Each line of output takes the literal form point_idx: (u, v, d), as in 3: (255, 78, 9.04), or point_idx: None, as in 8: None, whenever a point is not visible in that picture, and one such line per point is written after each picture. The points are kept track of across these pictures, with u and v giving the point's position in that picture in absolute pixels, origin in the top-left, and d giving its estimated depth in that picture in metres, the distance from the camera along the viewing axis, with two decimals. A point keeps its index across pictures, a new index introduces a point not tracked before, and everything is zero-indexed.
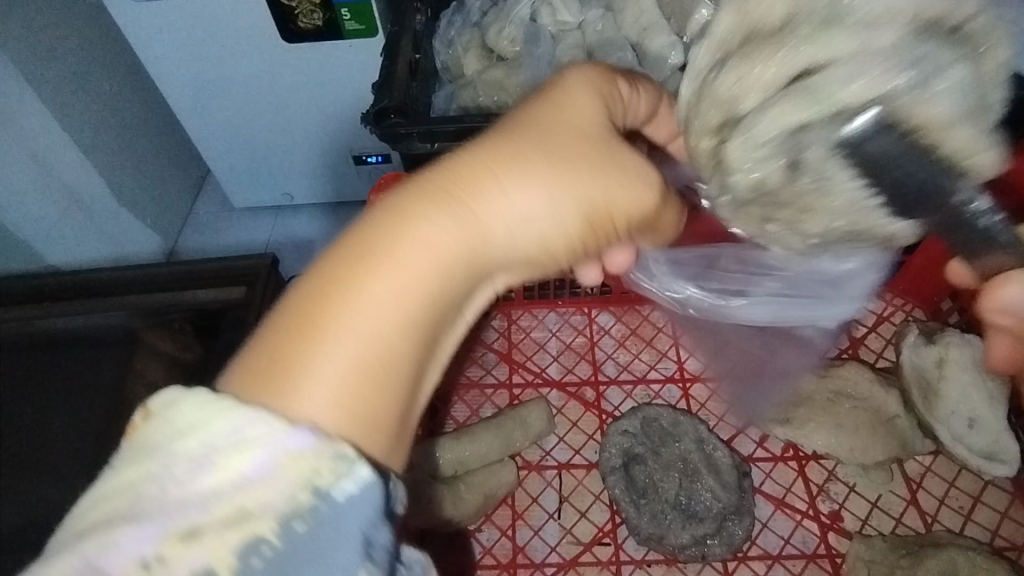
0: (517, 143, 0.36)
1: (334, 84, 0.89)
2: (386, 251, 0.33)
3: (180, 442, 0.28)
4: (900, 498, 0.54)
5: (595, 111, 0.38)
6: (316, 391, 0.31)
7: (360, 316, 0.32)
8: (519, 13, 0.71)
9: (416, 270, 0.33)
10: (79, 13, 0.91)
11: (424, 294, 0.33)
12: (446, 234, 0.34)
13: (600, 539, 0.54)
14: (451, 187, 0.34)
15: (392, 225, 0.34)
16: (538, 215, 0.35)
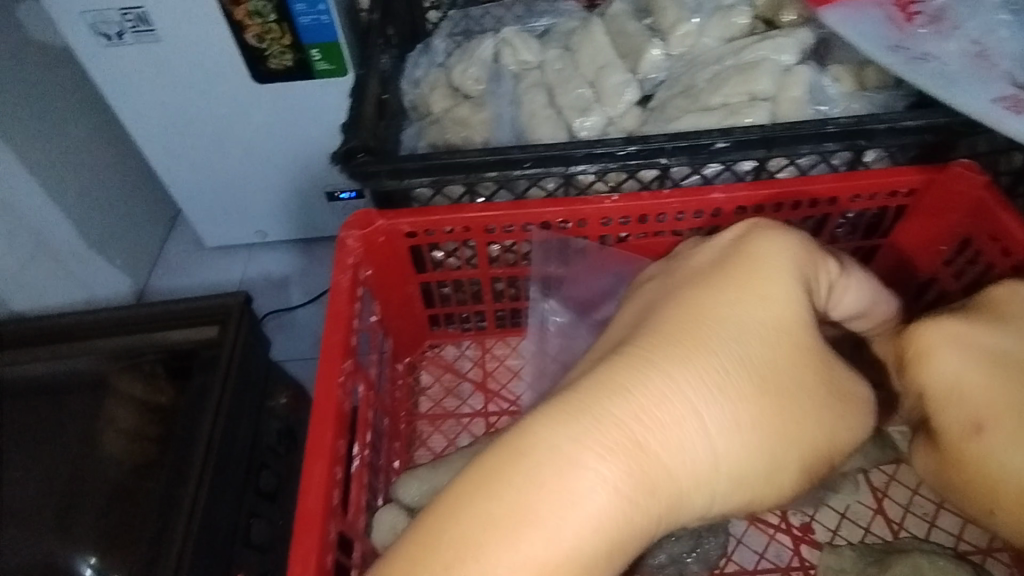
0: (720, 371, 0.43)
1: (304, 124, 0.90)
2: (601, 472, 0.38)
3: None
4: (867, 508, 0.56)
5: (783, 338, 0.46)
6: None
7: (572, 534, 0.36)
8: (482, 54, 0.74)
9: (613, 498, 0.38)
10: (44, 59, 0.92)
11: (625, 526, 0.38)
12: (629, 471, 0.38)
13: None
14: (644, 414, 0.40)
15: (607, 442, 0.39)
16: (715, 453, 0.42)
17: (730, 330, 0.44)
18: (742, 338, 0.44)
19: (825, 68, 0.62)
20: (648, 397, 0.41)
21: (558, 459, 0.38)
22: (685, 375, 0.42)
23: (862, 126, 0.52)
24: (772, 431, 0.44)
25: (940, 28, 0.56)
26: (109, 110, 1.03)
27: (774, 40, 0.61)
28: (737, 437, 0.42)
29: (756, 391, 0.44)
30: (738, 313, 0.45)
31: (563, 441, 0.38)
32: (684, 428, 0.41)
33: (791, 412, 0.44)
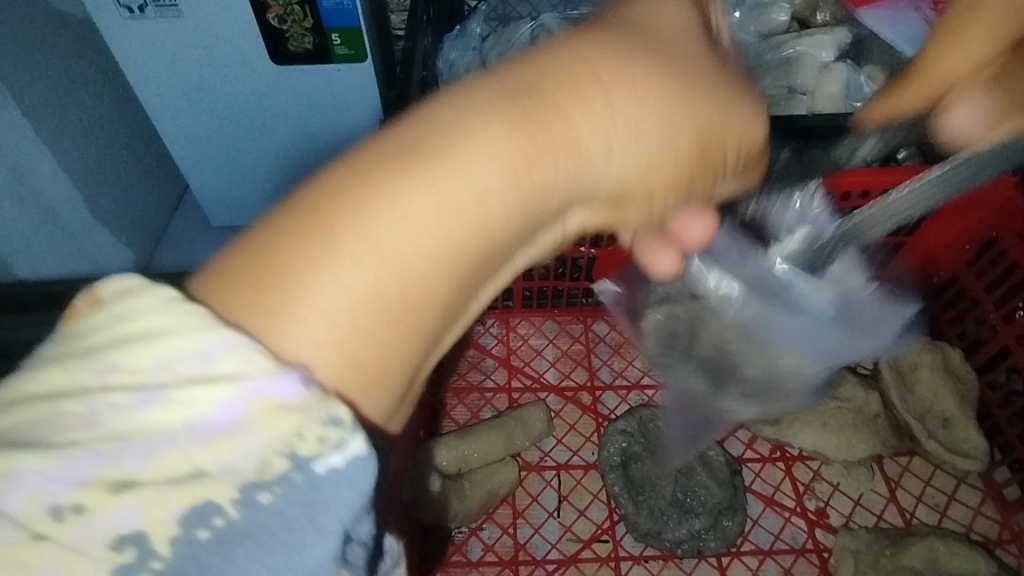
0: (591, 89, 0.29)
1: (329, 102, 0.89)
2: (427, 194, 0.26)
3: (138, 343, 0.24)
4: (881, 496, 0.58)
5: (694, 52, 0.33)
6: (331, 337, 0.26)
7: (418, 243, 0.26)
8: (518, 38, 0.75)
9: (474, 221, 0.27)
10: (72, 26, 0.90)
11: (478, 233, 0.28)
12: (514, 183, 0.28)
13: (598, 536, 0.57)
14: (523, 135, 0.28)
15: (446, 159, 0.27)
16: (602, 155, 0.30)
17: (615, 80, 0.30)
18: (639, 72, 0.30)
19: (860, 67, 0.64)
20: (482, 103, 0.28)
21: (399, 183, 0.26)
22: (514, 87, 0.29)
23: None
24: (685, 132, 0.31)
25: None
26: (123, 83, 1.00)
27: (814, 37, 0.63)
28: (631, 143, 0.30)
29: (664, 83, 0.31)
30: (641, 46, 0.31)
31: (388, 158, 0.27)
32: (570, 137, 0.29)
33: (707, 107, 0.32)
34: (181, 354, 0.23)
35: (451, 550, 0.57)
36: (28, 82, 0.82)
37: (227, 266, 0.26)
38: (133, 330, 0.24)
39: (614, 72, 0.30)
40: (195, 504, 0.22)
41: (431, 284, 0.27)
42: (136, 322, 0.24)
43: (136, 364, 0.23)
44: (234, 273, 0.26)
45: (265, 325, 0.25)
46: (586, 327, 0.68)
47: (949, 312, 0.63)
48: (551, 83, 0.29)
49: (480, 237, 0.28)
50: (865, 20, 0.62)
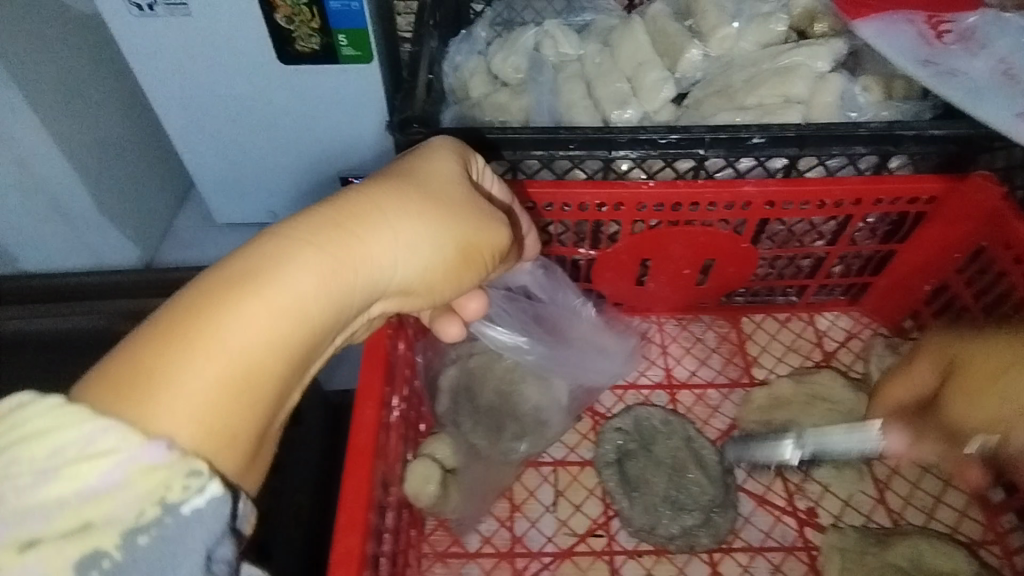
0: (376, 215, 0.40)
1: (336, 102, 0.91)
2: (258, 301, 0.35)
3: (32, 442, 0.29)
4: (870, 498, 0.60)
5: (453, 175, 0.46)
6: (188, 417, 0.32)
7: (254, 335, 0.34)
8: (523, 43, 0.76)
9: (300, 312, 0.36)
10: (83, 25, 0.92)
11: (304, 324, 0.36)
12: (335, 281, 0.37)
13: (594, 530, 0.59)
14: (339, 247, 0.38)
15: (278, 269, 0.36)
16: (395, 262, 0.40)
17: (395, 211, 0.41)
18: (417, 204, 0.42)
19: (856, 78, 0.65)
20: (303, 227, 0.37)
21: (234, 295, 0.34)
22: (325, 214, 0.39)
23: (892, 131, 0.54)
24: (450, 243, 0.43)
25: (969, 46, 0.61)
26: (131, 80, 1.02)
27: (811, 47, 0.65)
28: (420, 245, 0.41)
29: (432, 207, 0.43)
30: (415, 187, 0.43)
31: (225, 279, 0.35)
32: (367, 250, 0.39)
33: (463, 225, 0.44)
34: (65, 439, 0.29)
35: (448, 542, 0.58)
36: (37, 78, 0.84)
37: (94, 382, 0.32)
38: (25, 432, 0.29)
39: (398, 204, 0.41)
40: (85, 553, 0.28)
41: (270, 366, 0.35)
42: (26, 426, 0.29)
43: (27, 454, 0.29)
44: (103, 379, 0.32)
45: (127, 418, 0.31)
46: None
47: (939, 319, 0.65)
48: (352, 213, 0.39)
49: (306, 326, 0.36)
50: (862, 33, 0.62)
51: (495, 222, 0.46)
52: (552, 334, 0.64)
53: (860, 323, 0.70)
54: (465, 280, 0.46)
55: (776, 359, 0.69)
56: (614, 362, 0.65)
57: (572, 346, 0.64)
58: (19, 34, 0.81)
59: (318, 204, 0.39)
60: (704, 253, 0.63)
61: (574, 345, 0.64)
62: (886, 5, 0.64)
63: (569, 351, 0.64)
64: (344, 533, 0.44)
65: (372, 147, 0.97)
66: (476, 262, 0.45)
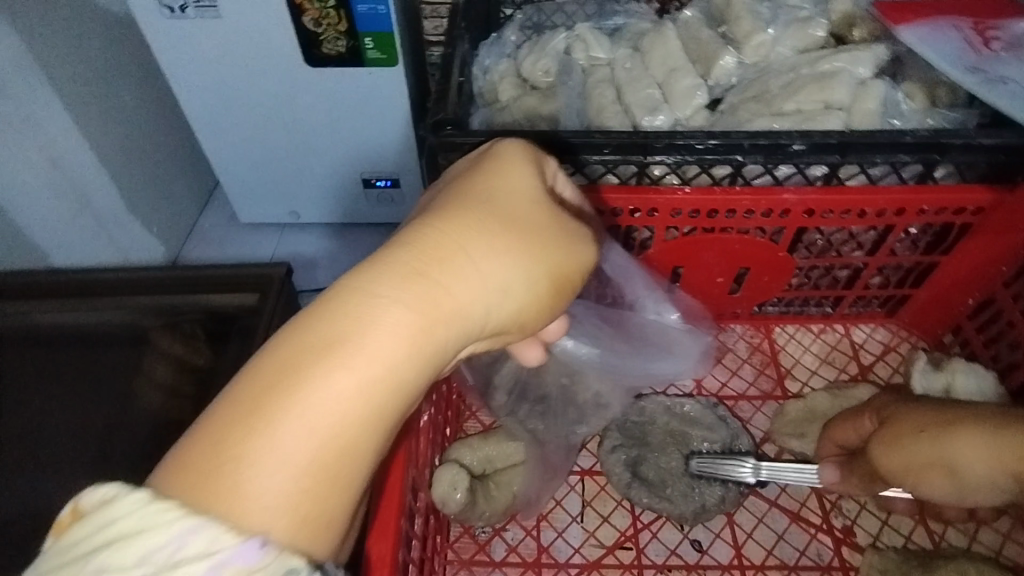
0: (463, 262, 0.37)
1: (364, 106, 0.91)
2: (343, 370, 0.33)
3: (120, 547, 0.29)
4: (909, 517, 0.58)
5: (535, 188, 0.43)
6: (276, 512, 0.31)
7: (339, 404, 0.33)
8: (554, 47, 0.75)
9: (385, 371, 0.34)
10: (114, 26, 0.93)
11: (393, 386, 0.34)
12: (425, 337, 0.35)
13: (622, 543, 0.58)
14: (427, 302, 0.35)
15: (360, 338, 0.34)
16: (486, 305, 0.38)
17: (482, 251, 0.38)
18: (503, 236, 0.39)
19: (898, 84, 0.64)
20: (385, 286, 0.35)
21: (316, 364, 0.33)
22: (410, 266, 0.36)
23: (939, 139, 0.52)
24: (540, 277, 0.40)
25: (1019, 53, 0.59)
26: (159, 80, 1.03)
27: (851, 53, 0.63)
28: (509, 289, 0.39)
29: (517, 238, 0.40)
30: (500, 218, 0.40)
31: (306, 348, 0.33)
32: (456, 300, 0.36)
33: (552, 252, 0.41)
34: (157, 547, 0.29)
35: (474, 550, 0.58)
36: (69, 78, 0.85)
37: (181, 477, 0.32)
38: (114, 533, 0.29)
39: (483, 242, 0.38)
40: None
41: (356, 443, 0.33)
42: (117, 526, 0.29)
43: (122, 563, 0.29)
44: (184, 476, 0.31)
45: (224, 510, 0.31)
46: None
47: (982, 334, 0.63)
48: (437, 260, 0.37)
49: (395, 391, 0.34)
50: (905, 39, 0.60)
51: (584, 241, 0.43)
52: (621, 340, 0.60)
53: (897, 335, 0.69)
54: (558, 307, 0.42)
55: (810, 372, 0.68)
56: (684, 361, 0.63)
57: (642, 351, 0.61)
58: (53, 33, 0.82)
59: (402, 245, 0.37)
60: (739, 262, 0.62)
61: (644, 350, 0.61)
62: (930, 11, 0.62)
63: (641, 357, 0.61)
64: (377, 540, 0.44)
65: (398, 150, 0.97)
66: (569, 289, 0.42)
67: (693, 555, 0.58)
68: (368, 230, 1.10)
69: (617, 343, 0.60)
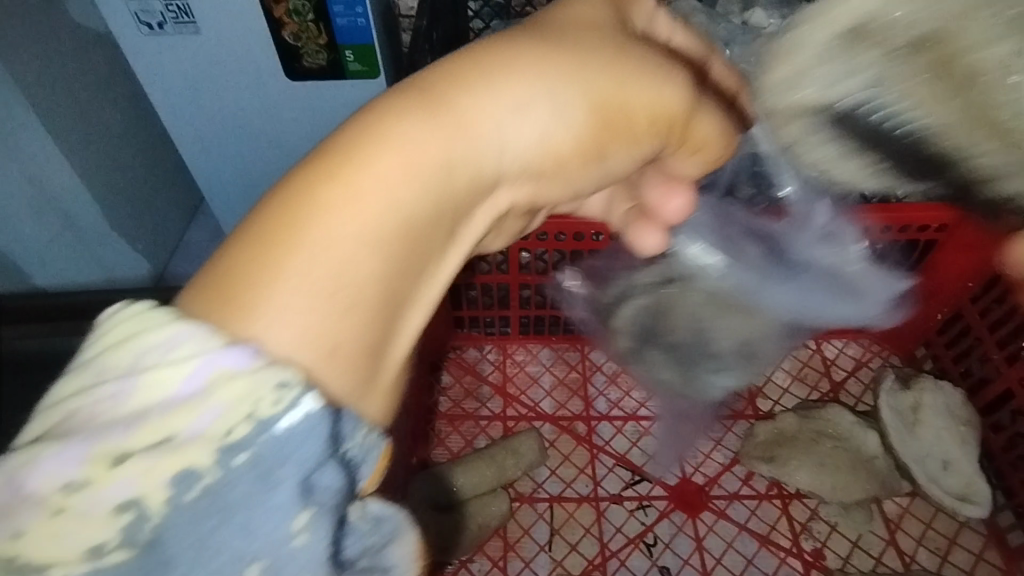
0: (489, 79, 0.30)
1: (343, 120, 0.91)
2: (389, 154, 0.28)
3: (113, 350, 0.27)
4: (879, 538, 0.60)
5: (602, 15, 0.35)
6: (297, 330, 0.27)
7: (375, 197, 0.28)
8: None
9: (414, 167, 0.28)
10: (92, 44, 0.92)
11: (436, 192, 0.29)
12: (456, 135, 0.29)
13: (589, 571, 0.59)
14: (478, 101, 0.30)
15: (387, 133, 0.29)
16: (496, 129, 0.30)
17: (515, 58, 0.31)
18: (577, 40, 0.33)
19: None
20: (386, 120, 0.29)
21: (363, 152, 0.28)
22: (418, 89, 0.30)
23: None
24: (596, 97, 0.32)
25: None
26: (140, 99, 1.02)
27: None
28: (566, 107, 0.31)
29: (556, 57, 0.31)
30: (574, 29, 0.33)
31: (324, 152, 0.29)
32: (491, 111, 0.30)
33: (635, 66, 0.33)
34: (145, 347, 0.27)
35: None
36: (48, 97, 0.84)
37: (210, 273, 0.28)
38: (109, 340, 0.27)
39: (532, 50, 0.31)
40: (178, 470, 0.25)
41: (367, 264, 0.27)
42: (133, 335, 0.27)
43: (109, 365, 0.27)
44: (216, 276, 0.28)
45: (236, 323, 0.27)
46: (583, 355, 0.71)
47: (951, 351, 0.64)
48: (461, 78, 0.30)
49: (432, 204, 0.29)
50: None
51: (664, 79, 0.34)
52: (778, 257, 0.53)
53: (868, 350, 0.68)
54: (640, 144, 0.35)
55: (782, 390, 0.67)
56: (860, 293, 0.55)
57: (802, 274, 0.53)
58: (28, 51, 0.81)
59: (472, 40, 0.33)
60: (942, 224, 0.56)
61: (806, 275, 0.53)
62: None
63: (805, 283, 0.53)
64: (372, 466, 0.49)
65: None
66: (613, 128, 0.33)
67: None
68: None
69: (774, 261, 0.53)
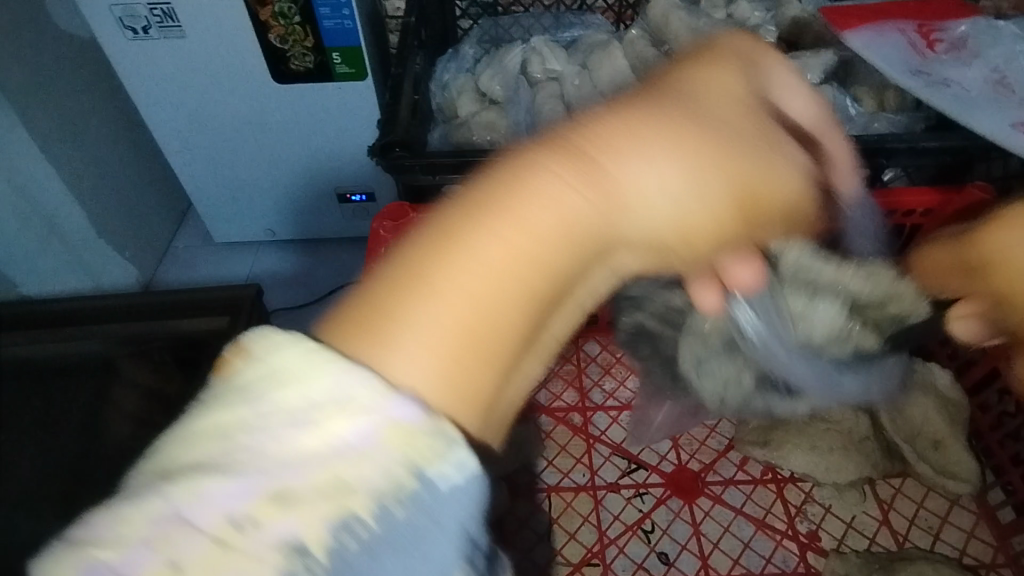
0: (654, 128, 0.31)
1: (332, 122, 0.91)
2: (522, 233, 0.28)
3: (284, 380, 0.25)
4: (873, 519, 0.61)
5: (736, 84, 0.36)
6: (425, 373, 0.27)
7: (505, 272, 0.27)
8: (511, 62, 0.75)
9: (546, 243, 0.28)
10: (74, 48, 0.91)
11: (556, 273, 0.29)
12: (591, 208, 0.29)
13: (589, 560, 0.60)
14: (604, 181, 0.30)
15: (526, 199, 0.28)
16: (638, 207, 0.30)
17: (677, 107, 0.33)
18: (693, 123, 0.32)
19: (847, 89, 0.65)
20: (557, 156, 0.29)
21: (501, 223, 0.28)
22: (590, 118, 0.32)
23: (883, 145, 0.53)
24: (725, 181, 0.32)
25: (960, 56, 0.60)
26: (126, 104, 1.02)
27: (799, 60, 0.64)
28: (684, 184, 0.31)
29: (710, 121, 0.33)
30: (693, 115, 0.33)
31: (469, 205, 0.28)
32: (626, 185, 0.30)
33: (751, 154, 0.33)
34: (322, 388, 0.25)
35: None
36: (31, 103, 0.83)
37: (351, 308, 0.28)
38: (275, 369, 0.25)
39: (663, 126, 0.31)
40: (341, 517, 0.24)
41: (516, 302, 0.28)
42: (280, 373, 0.25)
43: (285, 396, 0.25)
44: (360, 310, 0.27)
45: (371, 351, 0.27)
46: (579, 347, 0.70)
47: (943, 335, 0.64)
48: (642, 120, 0.31)
49: (552, 280, 0.29)
50: (850, 44, 0.61)
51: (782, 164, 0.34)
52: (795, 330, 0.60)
53: None
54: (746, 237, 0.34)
55: None
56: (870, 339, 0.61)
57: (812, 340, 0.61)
58: (10, 54, 0.80)
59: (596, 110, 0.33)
60: None
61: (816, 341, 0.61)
62: (878, 17, 0.62)
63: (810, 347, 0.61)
64: None
65: (367, 163, 0.96)
66: (749, 218, 0.33)
67: (660, 567, 0.60)
68: (343, 245, 1.10)
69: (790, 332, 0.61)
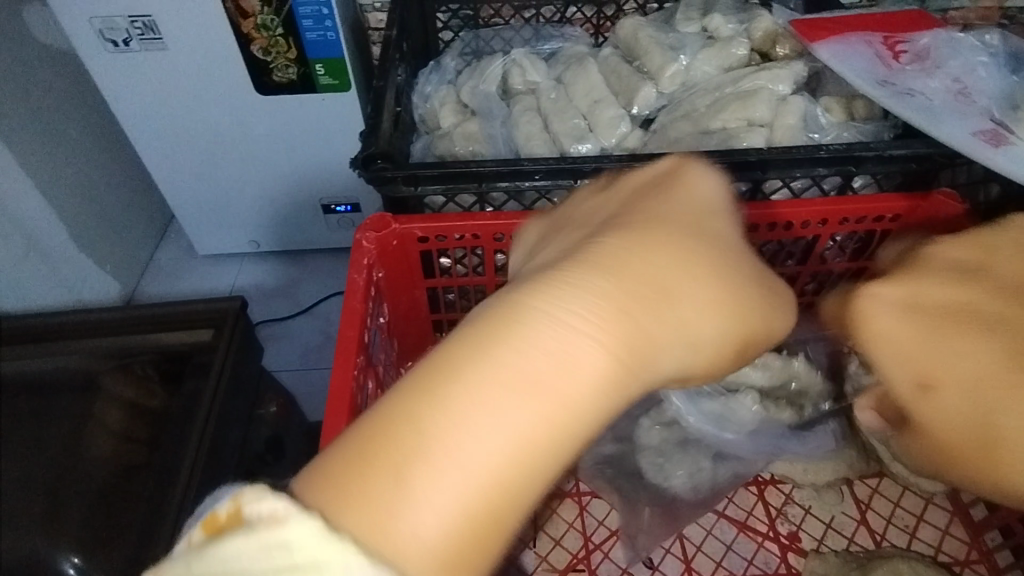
0: (667, 273, 0.36)
1: (316, 134, 0.91)
2: (551, 402, 0.30)
3: (289, 573, 0.26)
4: (851, 519, 0.62)
5: (711, 229, 0.42)
6: (445, 535, 0.28)
7: (536, 436, 0.30)
8: (492, 73, 0.76)
9: (576, 403, 0.31)
10: (52, 59, 0.90)
11: (578, 427, 0.31)
12: (613, 370, 0.32)
13: (574, 565, 0.61)
14: (625, 343, 0.33)
15: (555, 369, 0.31)
16: (651, 362, 0.35)
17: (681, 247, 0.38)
18: (689, 285, 0.37)
19: (817, 99, 0.66)
20: (581, 323, 0.32)
21: (534, 390, 0.30)
22: (608, 267, 0.35)
23: (852, 153, 0.55)
24: (707, 332, 0.37)
25: (924, 66, 0.62)
26: (106, 117, 1.01)
27: (772, 71, 0.66)
28: (680, 338, 0.36)
29: (697, 283, 0.37)
30: (688, 268, 0.37)
31: (507, 373, 0.30)
32: (642, 347, 0.34)
33: (727, 308, 0.39)
34: None
35: None
36: (9, 116, 0.83)
37: (354, 467, 0.29)
38: (280, 558, 0.26)
39: (668, 287, 0.36)
40: None
41: (542, 466, 0.30)
42: (289, 550, 0.26)
43: None
44: (366, 467, 0.29)
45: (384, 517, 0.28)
46: None
47: None
48: (655, 283, 0.36)
49: (578, 435, 0.31)
50: (821, 55, 0.63)
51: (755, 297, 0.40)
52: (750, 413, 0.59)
53: None
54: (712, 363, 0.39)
55: None
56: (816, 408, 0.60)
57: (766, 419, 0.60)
58: None
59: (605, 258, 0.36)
60: None
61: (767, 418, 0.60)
62: (844, 28, 0.65)
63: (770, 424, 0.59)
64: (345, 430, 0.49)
65: (351, 174, 0.97)
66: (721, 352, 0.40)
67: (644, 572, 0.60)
68: (327, 256, 1.10)
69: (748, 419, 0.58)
